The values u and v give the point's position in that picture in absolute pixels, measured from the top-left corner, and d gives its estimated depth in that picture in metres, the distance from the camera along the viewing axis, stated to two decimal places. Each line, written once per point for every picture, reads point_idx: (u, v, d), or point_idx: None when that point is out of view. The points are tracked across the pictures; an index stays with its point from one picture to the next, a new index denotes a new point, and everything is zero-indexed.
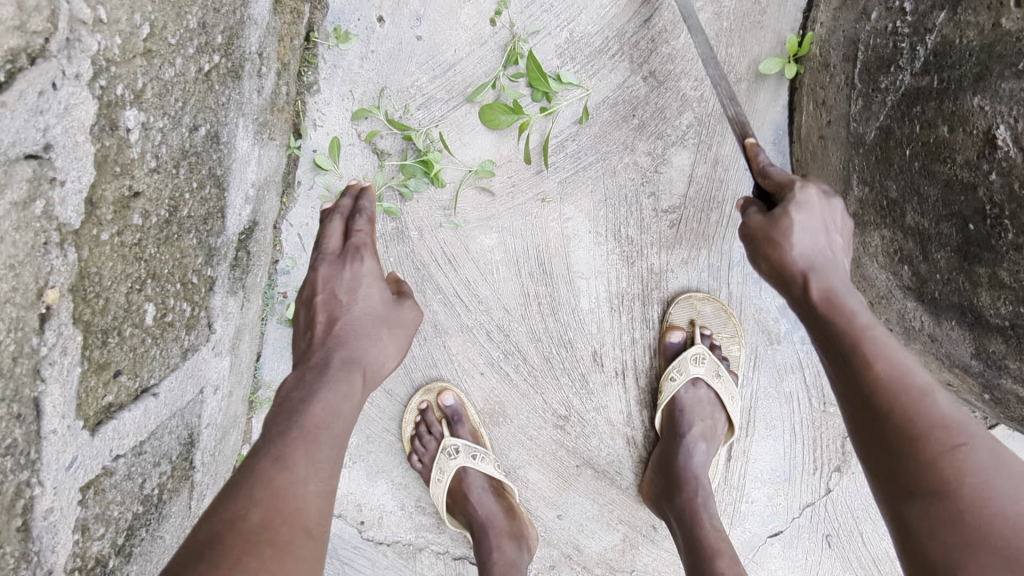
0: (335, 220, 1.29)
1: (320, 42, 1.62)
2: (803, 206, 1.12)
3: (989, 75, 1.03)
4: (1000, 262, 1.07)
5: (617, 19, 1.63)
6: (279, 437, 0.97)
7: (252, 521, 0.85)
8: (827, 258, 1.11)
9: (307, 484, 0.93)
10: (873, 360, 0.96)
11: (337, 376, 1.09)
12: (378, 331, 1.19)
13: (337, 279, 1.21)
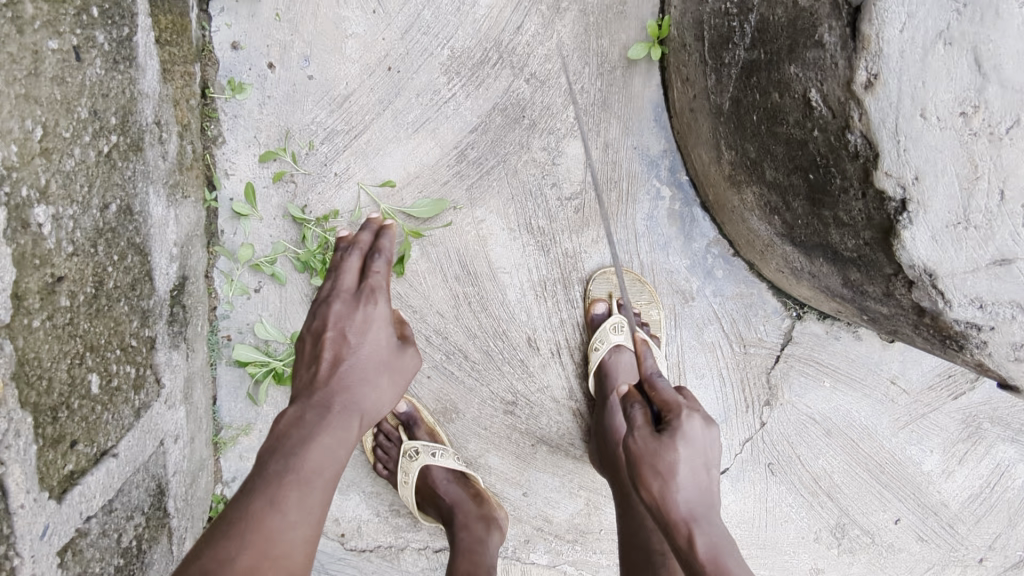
0: (355, 257, 1.35)
1: (217, 96, 1.69)
2: (688, 443, 1.17)
3: (797, 46, 1.17)
4: (838, 204, 1.23)
5: (492, 30, 1.74)
6: (276, 478, 1.07)
7: (240, 565, 0.97)
8: (700, 498, 1.19)
9: (294, 530, 1.04)
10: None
11: (336, 421, 1.16)
12: (376, 378, 1.25)
13: (349, 321, 1.25)
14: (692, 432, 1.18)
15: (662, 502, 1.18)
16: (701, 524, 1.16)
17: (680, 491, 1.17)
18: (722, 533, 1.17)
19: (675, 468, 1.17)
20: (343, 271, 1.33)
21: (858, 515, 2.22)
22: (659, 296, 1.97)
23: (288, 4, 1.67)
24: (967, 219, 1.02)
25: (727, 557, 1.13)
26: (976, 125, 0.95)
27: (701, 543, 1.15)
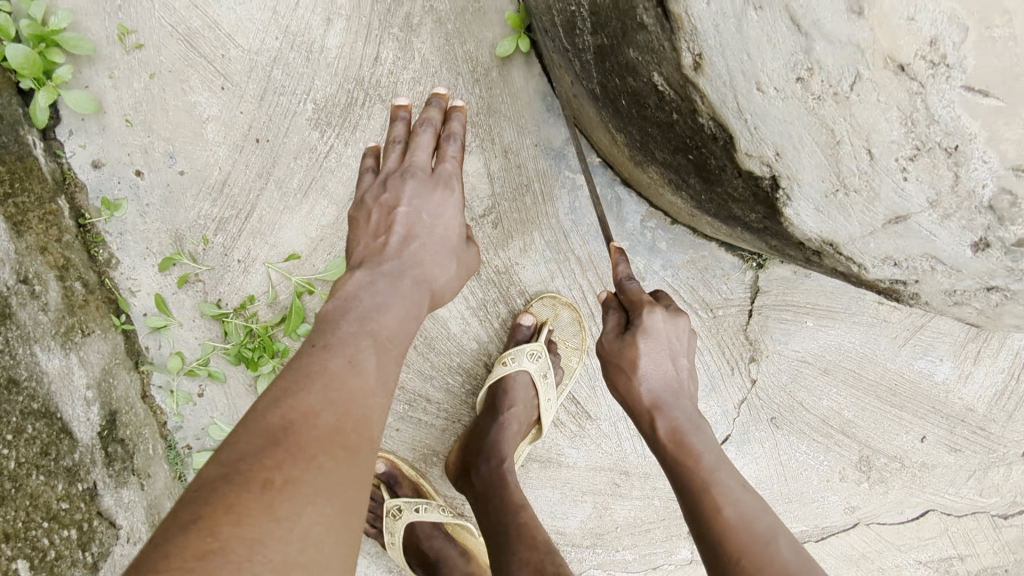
0: (426, 132, 1.25)
1: (96, 219, 1.62)
2: (650, 337, 1.21)
3: (627, 29, 1.03)
4: (724, 182, 1.10)
5: (350, 70, 1.63)
6: (349, 341, 0.98)
7: (328, 419, 0.86)
8: (671, 384, 1.22)
9: (377, 397, 0.94)
10: (699, 456, 1.13)
11: (407, 295, 1.09)
12: (447, 259, 1.19)
13: (424, 198, 1.18)
14: (656, 326, 1.22)
15: (630, 395, 1.23)
16: (666, 409, 1.19)
17: (644, 385, 1.21)
18: (689, 417, 1.19)
19: (640, 364, 1.21)
20: (416, 146, 1.23)
21: (879, 444, 2.08)
22: (588, 344, 1.89)
23: (134, 106, 1.58)
24: (844, 184, 0.89)
25: (692, 436, 1.16)
26: (818, 88, 0.81)
27: (664, 425, 1.18)
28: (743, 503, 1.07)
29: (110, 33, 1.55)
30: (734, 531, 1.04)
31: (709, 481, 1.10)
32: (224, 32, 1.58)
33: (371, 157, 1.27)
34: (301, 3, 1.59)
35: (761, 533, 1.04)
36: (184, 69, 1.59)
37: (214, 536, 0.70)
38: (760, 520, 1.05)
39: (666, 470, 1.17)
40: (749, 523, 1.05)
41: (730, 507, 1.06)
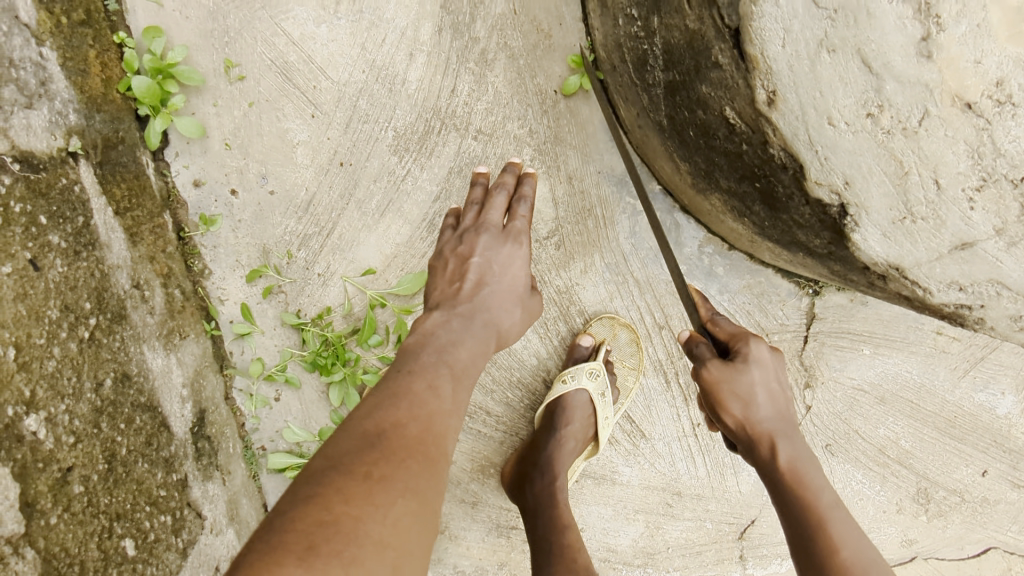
0: (500, 194, 1.36)
1: (193, 233, 1.76)
2: (761, 365, 1.27)
3: (701, 67, 1.11)
4: (790, 209, 1.16)
5: (429, 101, 1.75)
6: (428, 369, 1.07)
7: (413, 430, 0.93)
8: (782, 414, 1.25)
9: (451, 419, 1.01)
10: (817, 491, 1.14)
11: (476, 335, 1.19)
12: (512, 306, 1.28)
13: (495, 252, 1.29)
14: (763, 356, 1.28)
15: (745, 423, 1.24)
16: (784, 436, 1.21)
17: (760, 411, 1.23)
18: (803, 450, 1.21)
19: (756, 391, 1.24)
20: (490, 207, 1.34)
21: (938, 476, 2.05)
22: (644, 365, 1.95)
23: (233, 131, 1.73)
24: (912, 212, 0.94)
25: (808, 470, 1.17)
26: (887, 124, 0.87)
27: (782, 453, 1.20)
28: (863, 549, 1.08)
29: (216, 67, 1.70)
30: (850, 568, 1.05)
31: (826, 518, 1.11)
32: (317, 65, 1.73)
33: (450, 214, 1.39)
34: (387, 39, 1.73)
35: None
36: (279, 98, 1.73)
37: (329, 509, 0.76)
38: (875, 564, 1.06)
39: (777, 499, 1.18)
40: (864, 566, 1.05)
41: (846, 548, 1.07)
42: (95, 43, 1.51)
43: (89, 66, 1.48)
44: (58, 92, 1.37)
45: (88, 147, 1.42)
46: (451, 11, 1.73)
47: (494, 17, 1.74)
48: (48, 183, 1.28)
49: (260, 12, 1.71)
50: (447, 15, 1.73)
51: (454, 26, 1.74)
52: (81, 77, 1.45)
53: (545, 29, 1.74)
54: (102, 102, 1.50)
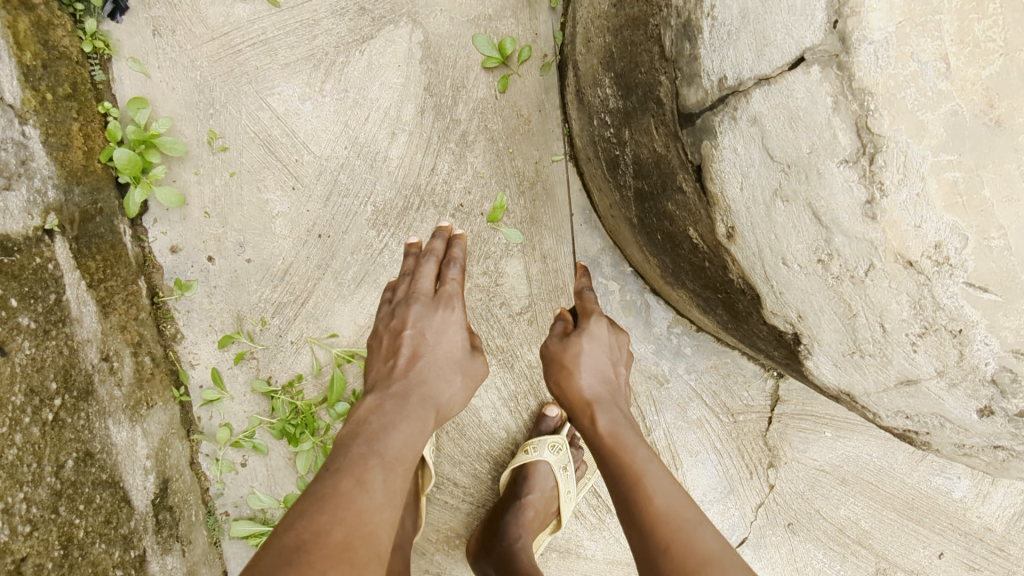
0: (431, 261, 1.46)
1: (168, 298, 1.77)
2: (594, 339, 1.37)
3: (668, 186, 1.16)
4: (749, 324, 1.20)
5: (408, 178, 1.78)
6: (359, 460, 1.09)
7: (336, 536, 0.94)
8: (609, 390, 1.33)
9: (382, 513, 1.02)
10: (633, 449, 1.19)
11: (413, 412, 1.22)
12: (451, 374, 1.32)
13: (428, 321, 1.35)
14: (601, 333, 1.38)
15: (569, 391, 1.34)
16: (605, 405, 1.28)
17: (582, 375, 1.32)
18: (622, 417, 1.27)
19: (583, 362, 1.33)
20: (421, 276, 1.43)
21: (896, 557, 2.09)
22: None
23: (213, 200, 1.75)
24: (860, 347, 0.98)
25: (628, 434, 1.24)
26: (837, 271, 0.92)
27: (602, 422, 1.26)
28: (672, 494, 1.10)
29: (199, 136, 1.72)
30: (660, 514, 1.07)
31: (641, 475, 1.14)
32: (300, 139, 1.75)
33: (387, 288, 1.47)
34: (370, 118, 1.76)
35: (688, 520, 1.06)
36: (261, 170, 1.75)
37: None
38: (684, 513, 1.07)
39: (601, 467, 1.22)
40: (670, 516, 1.06)
41: (660, 497, 1.10)
42: (79, 115, 1.52)
43: (71, 139, 1.48)
44: (38, 169, 1.36)
45: (65, 223, 1.41)
46: (435, 94, 1.76)
47: (476, 101, 1.78)
48: (22, 265, 1.26)
49: (246, 86, 1.72)
50: (430, 97, 1.77)
51: (437, 108, 1.77)
52: (63, 151, 1.45)
53: (525, 114, 1.79)
54: (82, 175, 1.50)
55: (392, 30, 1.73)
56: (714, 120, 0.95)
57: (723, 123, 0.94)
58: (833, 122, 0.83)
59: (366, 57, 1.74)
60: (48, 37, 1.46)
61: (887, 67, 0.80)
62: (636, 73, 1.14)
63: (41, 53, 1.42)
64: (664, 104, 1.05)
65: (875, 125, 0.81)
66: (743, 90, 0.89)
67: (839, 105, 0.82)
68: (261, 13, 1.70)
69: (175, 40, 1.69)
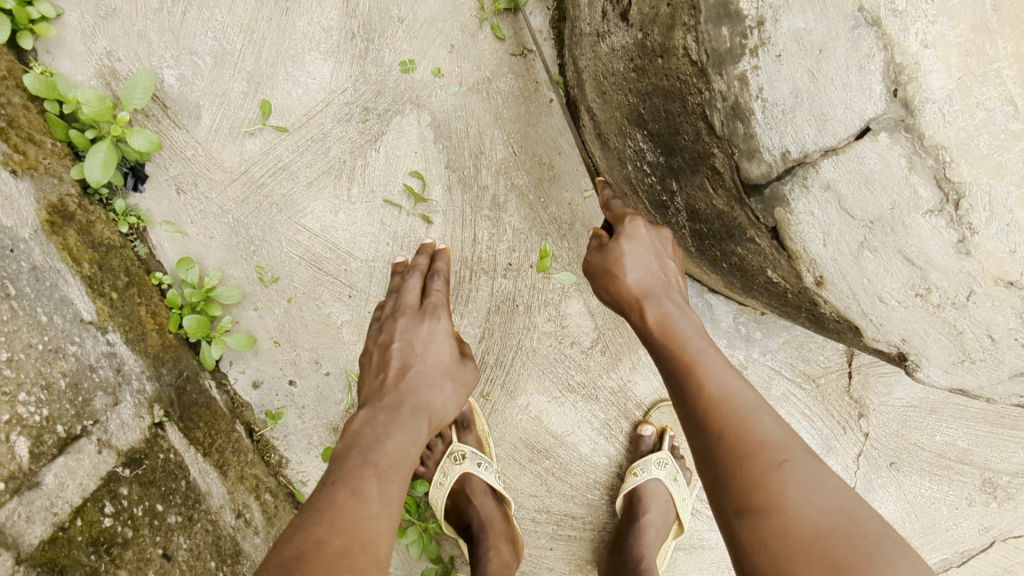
0: (417, 274, 1.52)
1: (264, 430, 1.80)
2: (632, 238, 1.29)
3: (734, 233, 1.19)
4: (839, 337, 1.24)
5: (455, 254, 1.82)
6: (354, 473, 1.10)
7: (334, 544, 0.96)
8: (658, 283, 1.26)
9: (381, 519, 1.04)
10: (703, 375, 1.04)
11: (405, 421, 1.24)
12: (442, 381, 1.36)
13: (415, 331, 1.40)
14: (638, 231, 1.30)
15: (616, 293, 1.28)
16: (653, 299, 1.22)
17: (629, 277, 1.26)
18: (674, 307, 1.21)
19: (631, 262, 1.27)
20: (407, 290, 1.48)
21: (999, 465, 2.08)
22: None
23: (279, 328, 1.78)
24: (969, 356, 1.02)
25: (679, 325, 1.16)
26: (936, 300, 0.96)
27: (653, 316, 1.20)
28: (763, 428, 0.94)
29: (250, 275, 1.75)
30: (752, 455, 0.91)
31: (722, 407, 0.98)
32: (344, 250, 1.78)
33: (375, 306, 1.52)
34: (403, 209, 1.78)
35: (781, 457, 0.91)
36: (315, 288, 1.78)
37: None
38: (744, 394, 0.99)
39: (674, 396, 1.07)
40: (764, 449, 0.92)
41: (749, 431, 0.94)
42: (142, 298, 1.57)
43: (144, 325, 1.52)
44: (132, 370, 1.42)
45: (168, 408, 1.47)
46: (457, 168, 1.78)
47: (497, 162, 1.80)
48: (153, 469, 1.34)
49: (279, 215, 1.75)
50: (453, 173, 1.78)
51: (462, 181, 1.79)
52: (142, 341, 1.49)
53: (547, 161, 1.81)
54: (164, 353, 1.55)
55: (399, 120, 1.75)
56: (784, 189, 0.97)
57: (794, 191, 0.96)
58: (911, 179, 0.86)
59: (383, 153, 1.76)
60: (93, 237, 1.50)
61: (956, 121, 0.83)
62: (680, 139, 1.15)
63: (94, 256, 1.47)
64: (722, 173, 1.07)
65: (954, 174, 0.84)
66: (810, 162, 0.92)
67: (914, 164, 0.85)
68: (272, 142, 1.72)
69: (199, 192, 1.71)
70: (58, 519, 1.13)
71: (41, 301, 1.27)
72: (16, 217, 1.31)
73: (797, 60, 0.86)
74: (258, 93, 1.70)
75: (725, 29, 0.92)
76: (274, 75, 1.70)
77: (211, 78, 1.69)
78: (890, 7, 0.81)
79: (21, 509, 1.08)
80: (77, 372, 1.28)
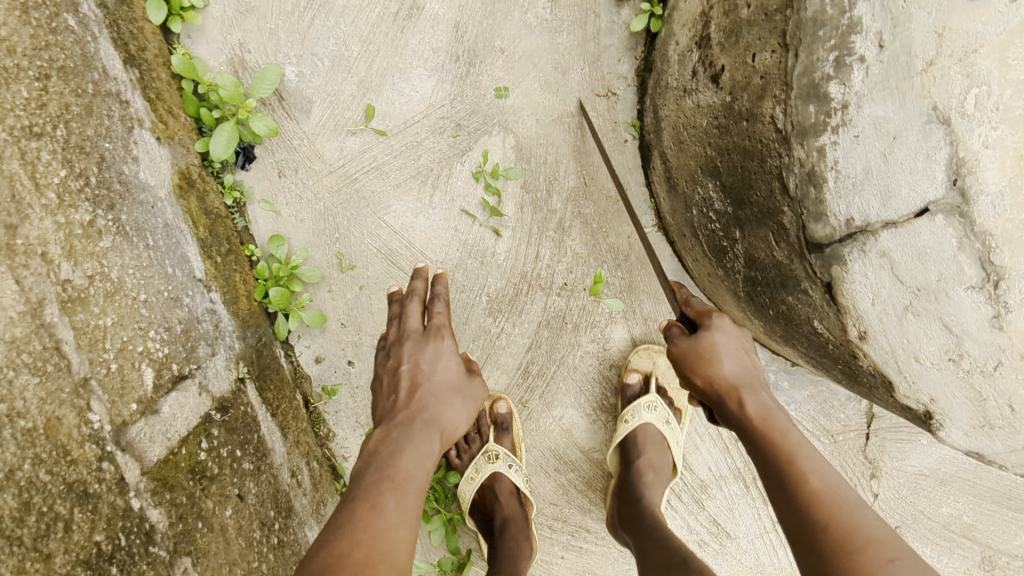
0: (416, 299, 1.61)
1: (319, 402, 1.95)
2: (720, 330, 1.35)
3: (787, 284, 1.33)
4: (870, 391, 1.36)
5: (516, 267, 1.97)
6: (373, 488, 1.17)
7: (356, 555, 1.02)
8: (751, 373, 1.31)
9: (400, 529, 1.10)
10: (785, 430, 1.18)
11: (417, 436, 1.30)
12: (451, 398, 1.43)
13: (420, 354, 1.48)
14: (727, 326, 1.37)
15: (711, 380, 1.30)
16: (751, 388, 1.27)
17: (724, 366, 1.30)
18: (771, 401, 1.26)
19: (729, 355, 1.31)
20: (409, 315, 1.57)
21: (1001, 544, 2.16)
22: None
23: (347, 311, 1.93)
24: (989, 422, 1.14)
25: (780, 417, 1.21)
26: (968, 366, 1.08)
27: (751, 406, 1.25)
28: (830, 477, 1.09)
29: (330, 259, 1.92)
30: (821, 495, 1.05)
31: (795, 456, 1.13)
32: (418, 249, 1.94)
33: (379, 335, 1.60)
34: (477, 220, 1.94)
35: (848, 501, 1.04)
36: (387, 280, 1.94)
37: None
38: (848, 490, 1.06)
39: (750, 448, 1.21)
40: (829, 494, 1.05)
41: (816, 477, 1.08)
42: (238, 266, 1.74)
43: (237, 290, 1.69)
44: (226, 328, 1.58)
45: (249, 367, 1.62)
46: (531, 190, 1.94)
47: (568, 190, 1.95)
48: (236, 418, 1.49)
49: (365, 209, 1.92)
50: (527, 194, 1.94)
51: (534, 202, 1.95)
52: (235, 303, 1.66)
53: (614, 196, 1.96)
54: (249, 318, 1.71)
55: (487, 139, 1.92)
56: (844, 250, 1.11)
57: (853, 254, 1.10)
58: (958, 258, 1.00)
59: (467, 167, 1.92)
60: (207, 205, 1.68)
61: (1005, 213, 0.96)
62: (752, 194, 1.30)
63: (206, 222, 1.64)
64: (788, 229, 1.21)
65: (997, 259, 0.98)
66: (870, 230, 1.06)
67: (963, 245, 0.99)
68: (370, 143, 1.90)
69: (298, 178, 1.89)
70: (169, 444, 1.26)
71: (168, 254, 1.42)
72: (156, 177, 1.46)
73: (872, 142, 1.00)
74: (365, 97, 1.88)
75: (813, 107, 1.07)
76: (381, 84, 1.88)
77: (326, 79, 1.87)
78: (960, 110, 0.94)
79: (146, 429, 1.20)
80: (188, 321, 1.42)
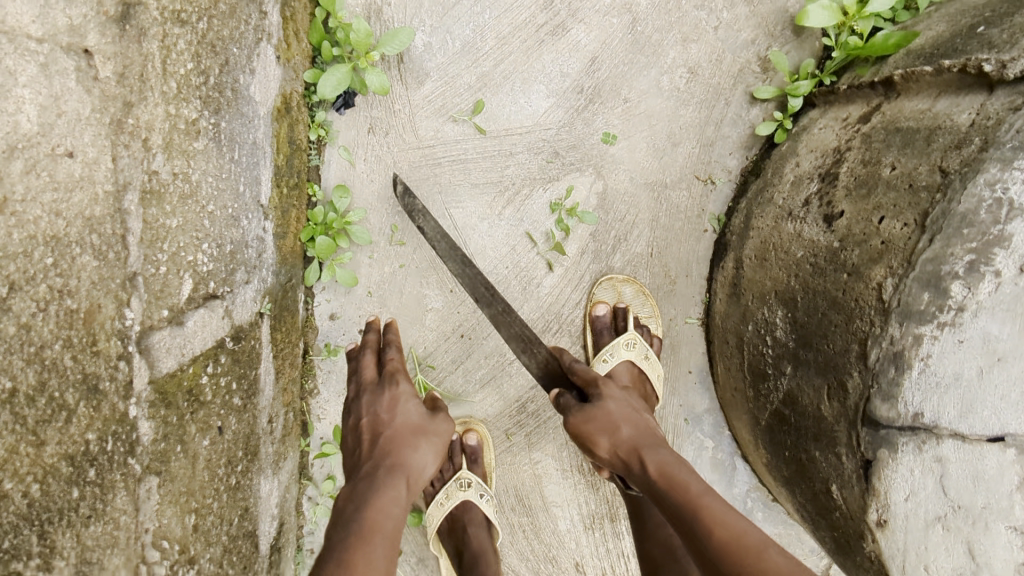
0: (369, 353, 1.63)
1: (316, 357, 1.92)
2: (609, 399, 1.47)
3: (821, 439, 1.31)
4: (855, 571, 1.34)
5: (554, 306, 1.94)
6: (343, 544, 1.16)
7: None
8: (645, 436, 1.39)
9: None
10: (686, 482, 1.21)
11: (384, 483, 1.29)
12: (418, 441, 1.41)
13: (377, 403, 1.47)
14: (615, 394, 1.50)
15: (612, 445, 1.39)
16: (650, 448, 1.34)
17: (624, 433, 1.39)
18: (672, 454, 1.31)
19: (620, 420, 1.41)
20: (364, 367, 1.59)
21: None
22: None
23: (379, 283, 1.91)
24: None
25: (679, 470, 1.25)
26: None
27: (652, 463, 1.30)
28: (737, 522, 1.11)
29: (383, 227, 1.89)
30: (734, 543, 1.08)
31: (698, 503, 1.16)
32: (470, 252, 1.91)
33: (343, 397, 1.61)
34: (536, 247, 1.91)
35: (755, 543, 1.07)
36: (428, 269, 1.91)
37: None
38: (753, 531, 1.09)
39: (662, 509, 1.23)
40: (743, 536, 1.08)
41: (722, 527, 1.11)
42: (297, 202, 1.71)
43: (289, 225, 1.66)
44: (267, 259, 1.55)
45: (272, 304, 1.59)
46: (598, 239, 1.92)
47: (632, 253, 1.93)
48: (245, 350, 1.45)
49: (436, 195, 1.89)
50: (592, 241, 1.92)
51: (596, 252, 1.93)
52: (282, 237, 1.63)
53: (672, 276, 1.94)
54: (289, 255, 1.69)
55: (577, 176, 1.90)
56: (899, 438, 1.09)
57: (908, 445, 1.08)
58: (1013, 496, 1.01)
59: (547, 195, 1.90)
60: (294, 134, 1.65)
61: None
62: (823, 342, 1.28)
63: (288, 151, 1.62)
64: (849, 392, 1.19)
65: None
66: (936, 432, 1.06)
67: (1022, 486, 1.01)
68: (467, 135, 1.88)
69: (385, 140, 1.87)
70: (182, 359, 1.25)
71: (246, 173, 1.39)
72: (264, 94, 1.44)
73: (974, 354, 1.01)
74: (479, 91, 1.86)
75: (927, 295, 1.04)
76: (500, 85, 1.87)
77: (451, 59, 1.85)
78: None
79: (167, 339, 1.21)
80: (238, 244, 1.39)
